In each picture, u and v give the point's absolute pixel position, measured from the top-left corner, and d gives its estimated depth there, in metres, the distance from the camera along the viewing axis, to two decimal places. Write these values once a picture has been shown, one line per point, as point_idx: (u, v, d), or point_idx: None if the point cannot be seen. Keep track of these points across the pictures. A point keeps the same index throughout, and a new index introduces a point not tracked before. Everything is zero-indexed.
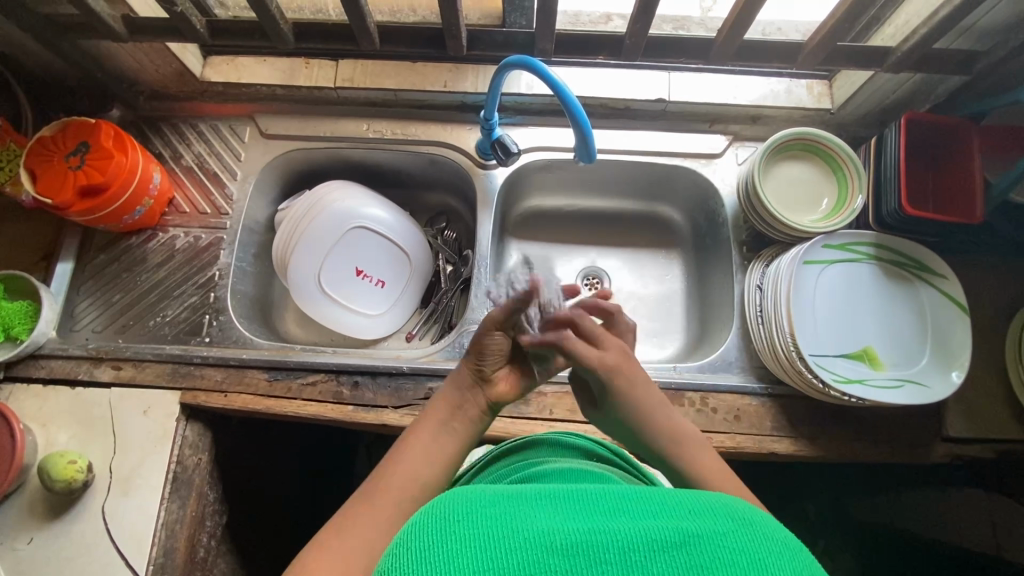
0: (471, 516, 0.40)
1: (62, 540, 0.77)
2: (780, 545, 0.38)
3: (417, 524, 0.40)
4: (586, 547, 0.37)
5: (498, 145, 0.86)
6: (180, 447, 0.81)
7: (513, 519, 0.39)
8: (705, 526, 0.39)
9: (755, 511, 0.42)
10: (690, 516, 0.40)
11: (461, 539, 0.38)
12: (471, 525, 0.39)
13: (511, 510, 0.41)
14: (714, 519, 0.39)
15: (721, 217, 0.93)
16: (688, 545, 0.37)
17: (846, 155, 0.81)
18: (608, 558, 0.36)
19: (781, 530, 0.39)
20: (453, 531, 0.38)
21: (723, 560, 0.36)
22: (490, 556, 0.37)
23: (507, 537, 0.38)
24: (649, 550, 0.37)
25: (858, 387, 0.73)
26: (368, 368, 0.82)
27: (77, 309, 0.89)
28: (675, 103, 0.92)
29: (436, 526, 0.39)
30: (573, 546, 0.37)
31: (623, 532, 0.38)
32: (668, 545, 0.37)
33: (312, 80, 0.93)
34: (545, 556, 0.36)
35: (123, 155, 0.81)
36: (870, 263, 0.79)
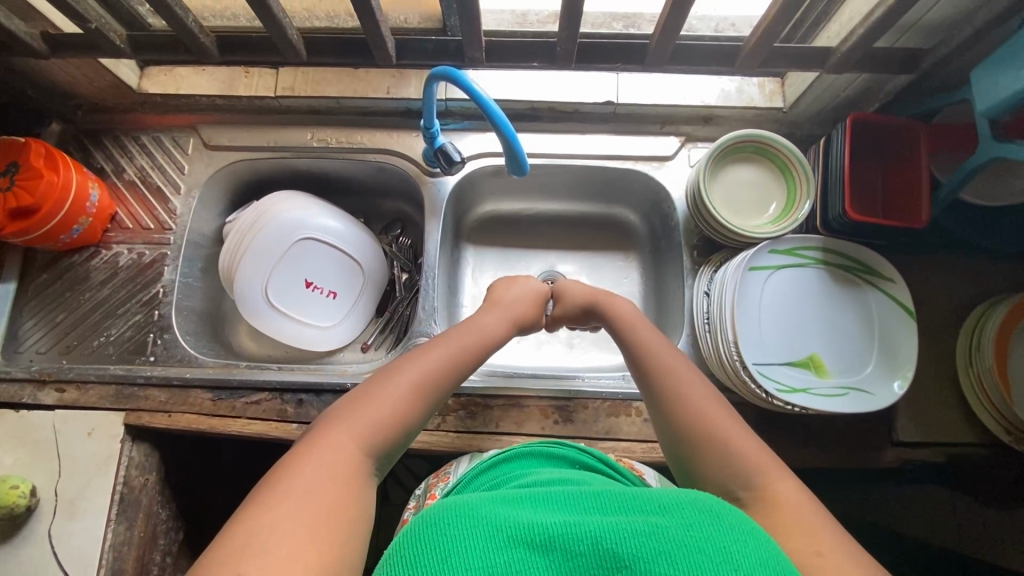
0: (458, 516, 0.42)
1: (10, 563, 0.77)
2: (744, 534, 0.41)
3: (410, 529, 0.42)
4: (561, 542, 0.40)
5: (440, 153, 0.84)
6: (126, 468, 0.81)
7: (498, 516, 0.42)
8: (671, 521, 0.41)
9: (719, 502, 0.44)
10: (659, 511, 0.43)
11: (448, 538, 0.40)
12: (460, 526, 0.41)
13: (498, 508, 0.43)
14: (679, 512, 0.42)
15: (673, 221, 0.92)
16: (655, 534, 0.40)
17: (788, 152, 0.79)
18: (582, 551, 0.40)
19: (745, 520, 0.42)
20: (442, 530, 0.41)
21: (687, 546, 0.39)
22: (477, 555, 0.39)
23: (489, 536, 0.40)
24: (620, 539, 0.40)
25: (801, 396, 0.72)
26: (313, 385, 0.81)
27: (21, 329, 0.88)
28: (624, 106, 0.89)
29: (423, 530, 0.41)
30: (549, 540, 0.40)
31: (595, 524, 0.41)
32: (636, 534, 0.40)
33: (251, 89, 0.90)
34: (526, 552, 0.40)
35: (54, 174, 0.79)
36: (817, 267, 0.77)
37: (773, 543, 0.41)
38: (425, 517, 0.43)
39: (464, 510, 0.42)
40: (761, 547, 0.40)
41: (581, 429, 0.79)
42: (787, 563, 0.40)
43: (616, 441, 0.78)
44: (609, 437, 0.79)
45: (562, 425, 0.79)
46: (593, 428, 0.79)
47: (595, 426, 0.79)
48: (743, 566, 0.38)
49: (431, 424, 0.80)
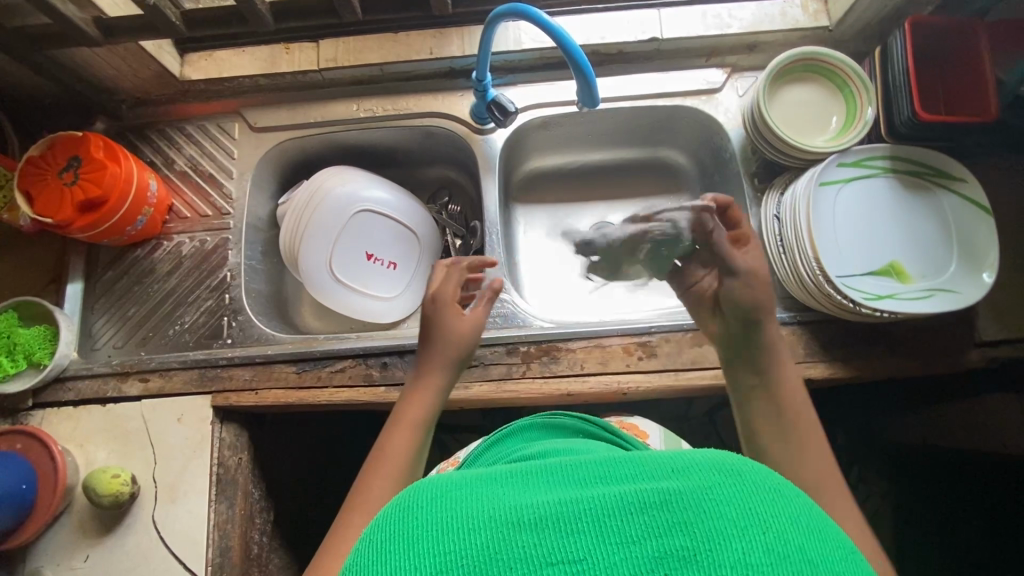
0: (447, 499, 0.40)
1: (120, 551, 0.78)
2: (769, 492, 0.38)
3: (392, 519, 0.40)
4: (556, 519, 0.36)
5: (494, 106, 0.84)
6: (219, 448, 0.81)
7: (486, 503, 0.39)
8: (687, 485, 0.37)
9: (735, 460, 0.41)
10: (670, 476, 0.39)
11: (429, 529, 0.38)
12: (441, 514, 0.39)
13: (486, 492, 0.41)
14: (687, 476, 0.39)
15: (727, 152, 0.91)
16: (668, 504, 0.36)
17: (840, 63, 0.79)
18: (584, 527, 0.36)
19: (772, 476, 0.39)
20: (429, 518, 0.39)
21: (704, 511, 0.36)
22: (460, 538, 0.37)
23: (472, 521, 0.37)
24: (627, 512, 0.36)
25: (890, 302, 0.72)
26: (395, 347, 0.82)
27: (94, 327, 0.88)
28: (668, 42, 0.89)
29: (410, 519, 0.39)
30: (544, 518, 0.37)
31: (595, 498, 0.37)
32: (647, 506, 0.36)
33: (294, 65, 0.90)
34: (514, 532, 0.36)
35: (116, 165, 0.79)
36: (886, 177, 0.78)
37: (804, 499, 0.39)
38: (413, 502, 0.41)
39: (453, 495, 0.41)
40: (792, 505, 0.38)
41: (666, 362, 0.80)
42: (818, 518, 0.37)
43: (703, 369, 0.79)
44: (695, 366, 0.79)
45: (647, 360, 0.80)
46: (678, 359, 0.80)
47: (680, 358, 0.80)
48: (769, 526, 0.35)
49: (517, 372, 0.80)
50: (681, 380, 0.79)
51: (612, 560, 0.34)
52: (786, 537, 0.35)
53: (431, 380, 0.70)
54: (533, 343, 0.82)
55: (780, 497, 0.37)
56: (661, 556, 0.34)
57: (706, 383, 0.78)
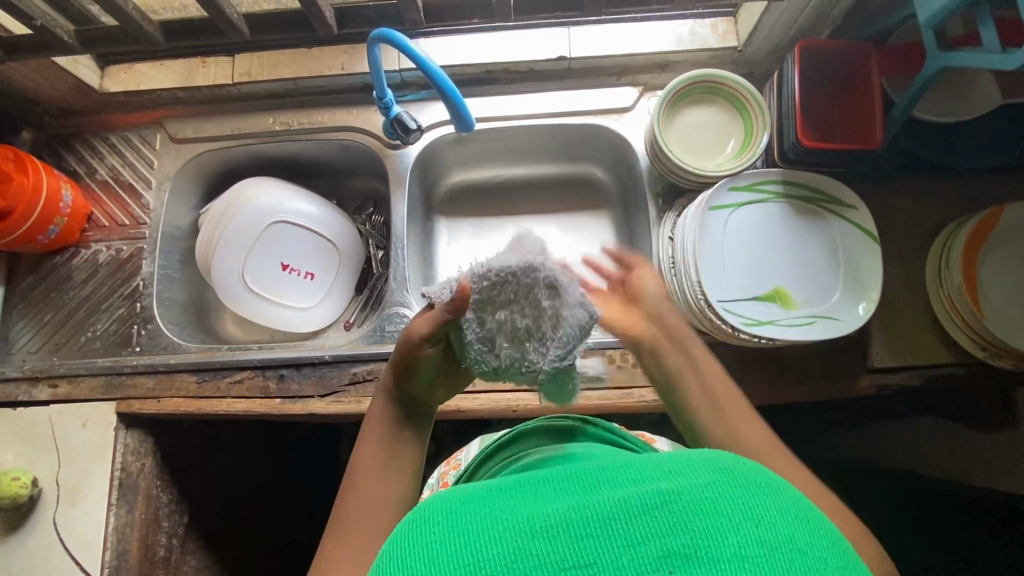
0: (453, 517, 0.39)
1: (20, 551, 0.80)
2: (764, 487, 0.38)
3: (400, 533, 0.40)
4: (566, 526, 0.36)
5: (395, 123, 0.84)
6: (122, 454, 0.84)
7: (495, 514, 0.39)
8: (686, 484, 0.37)
9: (732, 461, 0.40)
10: (670, 475, 0.39)
11: (436, 542, 0.37)
12: (449, 526, 0.38)
13: (493, 503, 0.40)
14: (690, 476, 0.38)
15: (637, 171, 0.92)
16: (668, 503, 0.36)
17: (739, 87, 0.79)
18: (592, 533, 0.35)
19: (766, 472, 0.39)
20: (438, 533, 0.38)
21: (701, 510, 0.36)
22: (470, 553, 0.36)
23: (480, 535, 0.37)
24: (631, 515, 0.36)
25: (768, 328, 0.72)
26: (292, 360, 0.83)
27: (12, 332, 0.91)
28: (578, 60, 0.89)
29: (417, 533, 0.39)
30: (553, 526, 0.36)
31: (603, 502, 0.37)
32: (649, 507, 0.36)
33: (209, 78, 0.92)
34: (524, 543, 0.36)
35: (24, 176, 0.81)
36: (779, 201, 0.77)
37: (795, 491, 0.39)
38: (421, 517, 0.41)
39: (457, 509, 0.40)
40: (786, 499, 0.37)
41: None
42: (809, 507, 0.38)
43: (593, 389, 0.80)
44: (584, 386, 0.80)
45: None
46: None
47: None
48: (765, 522, 0.35)
49: None
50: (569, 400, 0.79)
51: (620, 565, 0.34)
52: (782, 531, 0.35)
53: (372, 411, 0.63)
54: None
55: (773, 491, 0.37)
56: (666, 556, 0.34)
57: (595, 404, 0.79)
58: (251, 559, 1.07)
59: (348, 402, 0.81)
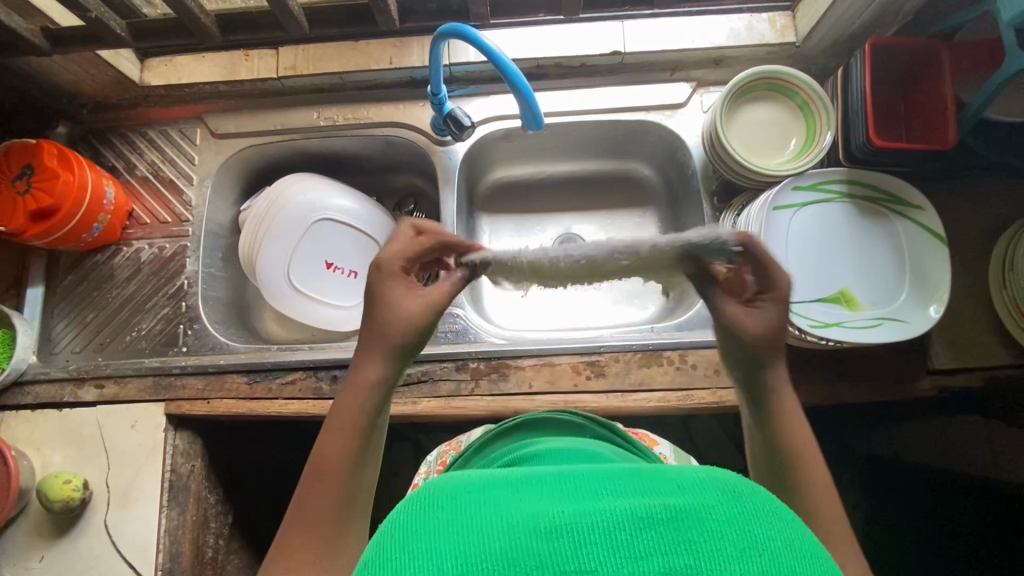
0: (454, 504, 0.37)
1: (71, 554, 0.79)
2: (773, 516, 0.35)
3: (394, 514, 0.38)
4: (570, 530, 0.34)
5: (450, 120, 0.83)
6: (172, 455, 0.82)
7: (496, 506, 0.36)
8: (696, 502, 0.35)
9: (739, 481, 0.38)
10: (677, 492, 0.37)
11: (435, 528, 0.35)
12: (450, 514, 0.36)
13: (495, 494, 0.38)
14: (698, 494, 0.36)
15: (689, 169, 0.90)
16: (675, 521, 0.34)
17: (809, 88, 0.77)
18: (594, 540, 0.33)
19: (774, 500, 0.37)
20: (436, 517, 0.36)
21: (709, 531, 0.33)
22: (469, 544, 0.34)
23: (480, 526, 0.34)
24: (636, 527, 0.34)
25: (835, 330, 0.72)
26: (345, 361, 0.82)
27: (53, 331, 0.89)
28: (632, 55, 0.88)
29: (419, 515, 0.36)
30: (556, 526, 0.34)
31: (606, 510, 0.35)
32: (653, 521, 0.34)
33: (253, 72, 0.89)
34: (526, 539, 0.33)
35: (69, 173, 0.79)
36: (843, 201, 0.76)
37: (803, 526, 0.36)
38: (419, 500, 0.38)
39: (458, 496, 0.37)
40: (793, 532, 0.35)
41: (615, 383, 0.79)
42: (820, 547, 0.35)
43: (651, 390, 0.79)
44: (643, 386, 0.79)
45: (595, 380, 0.80)
46: (626, 380, 0.79)
47: (628, 378, 0.79)
48: (770, 553, 0.33)
49: (465, 389, 0.80)
50: (627, 402, 0.78)
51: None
52: (785, 562, 0.33)
53: (369, 366, 0.55)
54: (482, 359, 0.82)
55: (780, 521, 0.35)
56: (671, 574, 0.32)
57: (653, 405, 0.78)
58: None
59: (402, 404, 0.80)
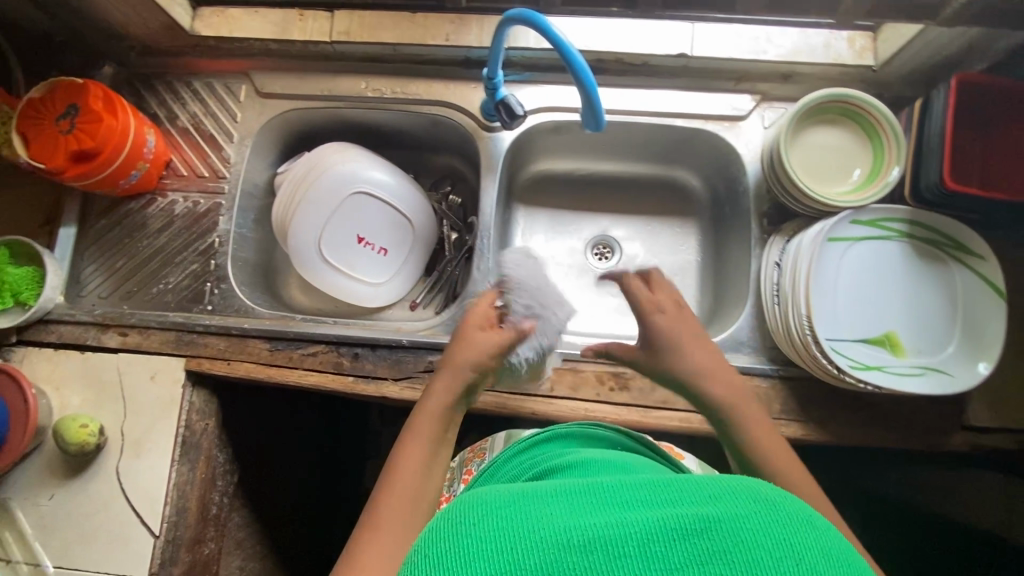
0: (486, 516, 0.36)
1: (81, 496, 0.80)
2: (803, 523, 0.35)
3: (427, 530, 0.37)
4: (604, 543, 0.33)
5: (501, 106, 0.80)
6: (188, 412, 0.83)
7: (528, 517, 0.36)
8: (728, 511, 0.35)
9: (769, 491, 0.38)
10: (708, 499, 0.36)
11: (465, 542, 0.35)
12: (480, 529, 0.35)
13: (523, 504, 0.38)
14: (731, 503, 0.36)
15: (742, 186, 0.87)
16: (710, 531, 0.33)
17: (884, 119, 0.73)
18: (629, 553, 0.33)
19: (802, 506, 0.37)
20: (469, 532, 0.35)
21: (745, 542, 0.33)
22: (506, 557, 0.33)
23: (514, 539, 0.34)
24: (670, 538, 0.33)
25: (876, 375, 0.69)
26: (368, 339, 0.81)
27: (82, 274, 0.89)
28: (698, 59, 0.84)
29: (447, 531, 0.36)
30: (591, 540, 0.34)
31: (638, 522, 0.35)
32: (688, 533, 0.33)
33: (305, 33, 0.87)
34: (563, 554, 0.33)
35: (113, 118, 0.78)
36: (900, 241, 0.73)
37: (834, 533, 0.36)
38: (446, 516, 0.38)
39: (489, 511, 0.37)
40: (825, 538, 0.35)
41: (638, 397, 0.78)
42: (852, 554, 0.36)
43: (675, 410, 0.77)
44: (667, 404, 0.77)
45: (618, 392, 0.78)
46: (651, 397, 0.78)
47: (653, 395, 0.78)
48: (806, 560, 0.33)
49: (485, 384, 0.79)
50: (649, 418, 0.77)
51: None
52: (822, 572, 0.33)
53: (442, 383, 0.60)
54: None
55: (811, 526, 0.35)
56: None
57: (675, 425, 0.77)
58: (289, 522, 1.07)
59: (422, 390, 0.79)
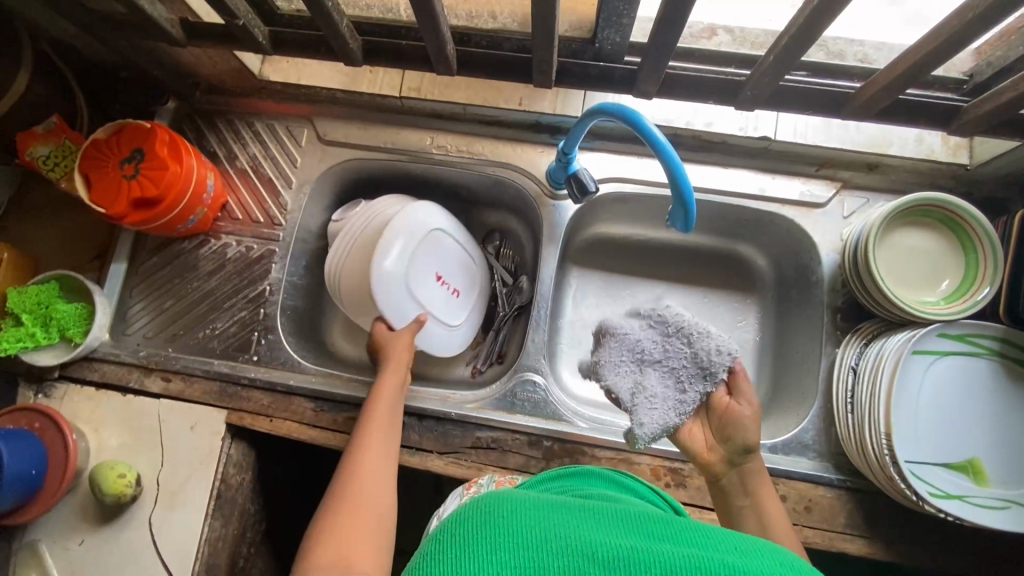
0: (515, 512, 0.36)
1: (112, 544, 0.79)
2: None
3: (455, 516, 0.38)
4: (627, 563, 0.33)
5: (574, 181, 0.77)
6: (225, 466, 0.81)
7: (554, 522, 0.36)
8: (756, 564, 0.33)
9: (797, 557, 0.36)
10: (735, 550, 0.35)
11: (493, 529, 0.35)
12: (509, 520, 0.35)
13: (550, 509, 0.37)
14: (759, 559, 0.34)
15: (814, 275, 0.83)
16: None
17: (984, 232, 0.69)
18: None
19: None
20: (493, 520, 0.35)
21: None
22: (525, 557, 0.33)
23: (538, 540, 0.34)
24: None
25: (958, 506, 0.65)
26: (416, 409, 0.79)
27: (129, 311, 0.88)
28: (779, 143, 0.81)
29: (477, 519, 0.36)
30: (614, 559, 0.33)
31: (664, 553, 0.34)
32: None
33: (375, 86, 0.86)
34: (583, 563, 0.33)
35: (178, 164, 0.77)
36: (990, 359, 0.69)
37: None
38: (478, 502, 0.38)
39: (519, 507, 0.37)
40: None
41: (695, 497, 0.74)
42: None
43: None
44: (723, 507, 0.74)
45: (674, 489, 0.74)
46: (707, 497, 0.74)
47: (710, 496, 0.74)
48: None
49: (534, 467, 0.76)
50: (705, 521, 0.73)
51: None
52: None
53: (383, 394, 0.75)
54: (557, 441, 0.77)
55: None
56: None
57: None
58: None
59: (468, 467, 0.76)
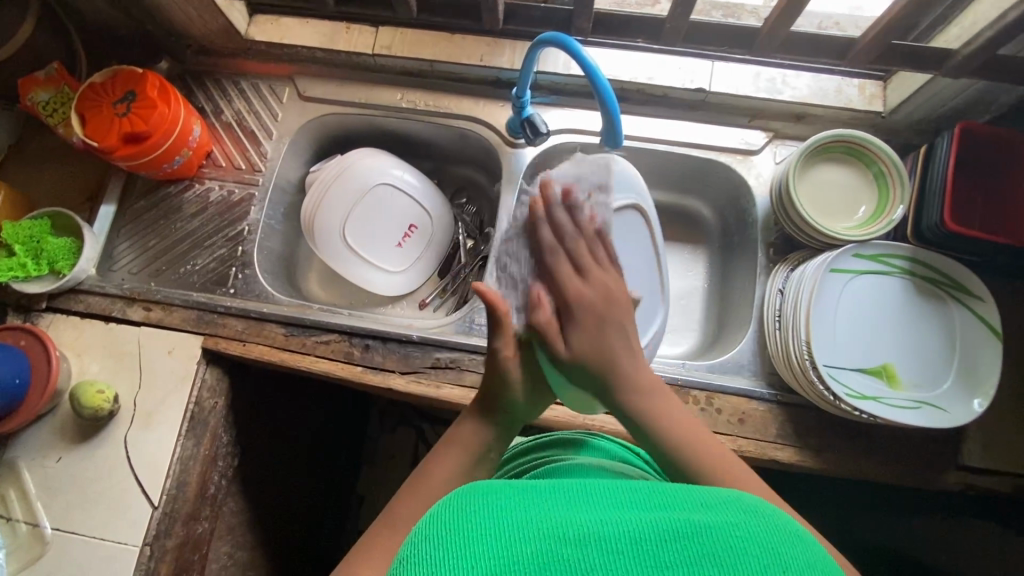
0: (486, 507, 0.36)
1: (88, 460, 0.83)
2: (792, 536, 0.35)
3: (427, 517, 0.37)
4: (598, 539, 0.33)
5: (528, 124, 0.85)
6: (199, 388, 0.85)
7: (527, 511, 0.36)
8: (719, 518, 0.35)
9: (758, 502, 0.38)
10: (702, 507, 0.36)
11: (466, 525, 0.35)
12: (481, 517, 0.35)
13: (521, 497, 0.37)
14: (722, 513, 0.36)
15: (751, 217, 0.91)
16: (700, 535, 0.33)
17: (888, 160, 0.77)
18: (621, 549, 0.33)
19: (791, 521, 0.36)
20: (462, 520, 0.35)
21: (733, 546, 0.33)
22: (503, 546, 0.33)
23: (513, 527, 0.34)
24: (662, 538, 0.33)
25: (872, 404, 0.71)
26: (380, 332, 0.84)
27: (116, 249, 0.94)
28: (715, 94, 0.89)
29: (448, 519, 0.35)
30: (585, 535, 0.33)
31: (634, 521, 0.34)
32: (680, 535, 0.33)
33: (351, 44, 0.94)
34: (556, 545, 0.33)
35: (166, 106, 0.84)
36: (901, 277, 0.76)
37: (819, 548, 0.36)
38: (448, 502, 0.38)
39: (491, 498, 0.37)
40: (809, 550, 0.35)
41: None
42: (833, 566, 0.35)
43: None
44: None
45: None
46: None
47: None
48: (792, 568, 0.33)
49: None
50: None
51: None
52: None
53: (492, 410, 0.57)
54: None
55: (799, 538, 0.35)
56: None
57: None
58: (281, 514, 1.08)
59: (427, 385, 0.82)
